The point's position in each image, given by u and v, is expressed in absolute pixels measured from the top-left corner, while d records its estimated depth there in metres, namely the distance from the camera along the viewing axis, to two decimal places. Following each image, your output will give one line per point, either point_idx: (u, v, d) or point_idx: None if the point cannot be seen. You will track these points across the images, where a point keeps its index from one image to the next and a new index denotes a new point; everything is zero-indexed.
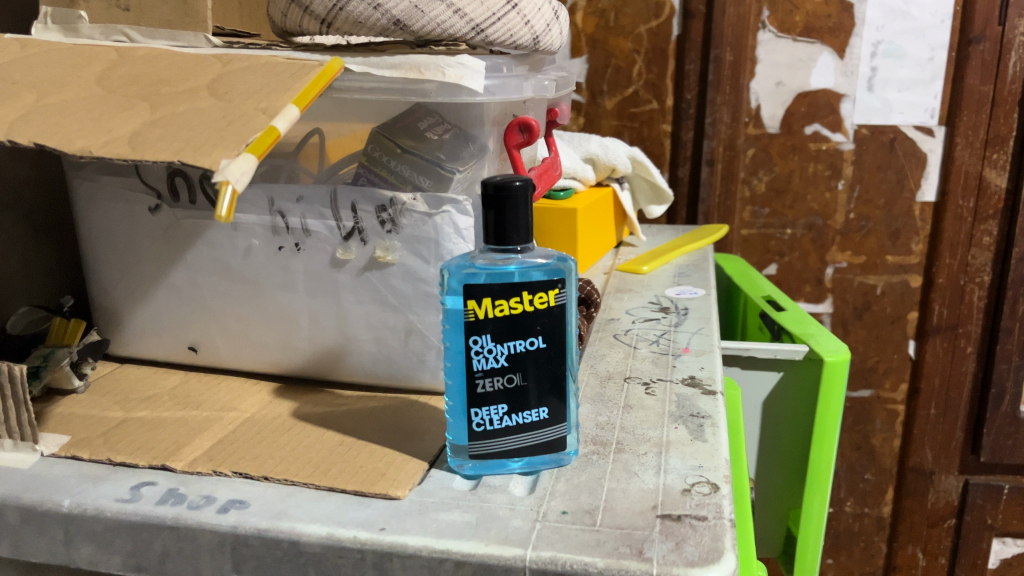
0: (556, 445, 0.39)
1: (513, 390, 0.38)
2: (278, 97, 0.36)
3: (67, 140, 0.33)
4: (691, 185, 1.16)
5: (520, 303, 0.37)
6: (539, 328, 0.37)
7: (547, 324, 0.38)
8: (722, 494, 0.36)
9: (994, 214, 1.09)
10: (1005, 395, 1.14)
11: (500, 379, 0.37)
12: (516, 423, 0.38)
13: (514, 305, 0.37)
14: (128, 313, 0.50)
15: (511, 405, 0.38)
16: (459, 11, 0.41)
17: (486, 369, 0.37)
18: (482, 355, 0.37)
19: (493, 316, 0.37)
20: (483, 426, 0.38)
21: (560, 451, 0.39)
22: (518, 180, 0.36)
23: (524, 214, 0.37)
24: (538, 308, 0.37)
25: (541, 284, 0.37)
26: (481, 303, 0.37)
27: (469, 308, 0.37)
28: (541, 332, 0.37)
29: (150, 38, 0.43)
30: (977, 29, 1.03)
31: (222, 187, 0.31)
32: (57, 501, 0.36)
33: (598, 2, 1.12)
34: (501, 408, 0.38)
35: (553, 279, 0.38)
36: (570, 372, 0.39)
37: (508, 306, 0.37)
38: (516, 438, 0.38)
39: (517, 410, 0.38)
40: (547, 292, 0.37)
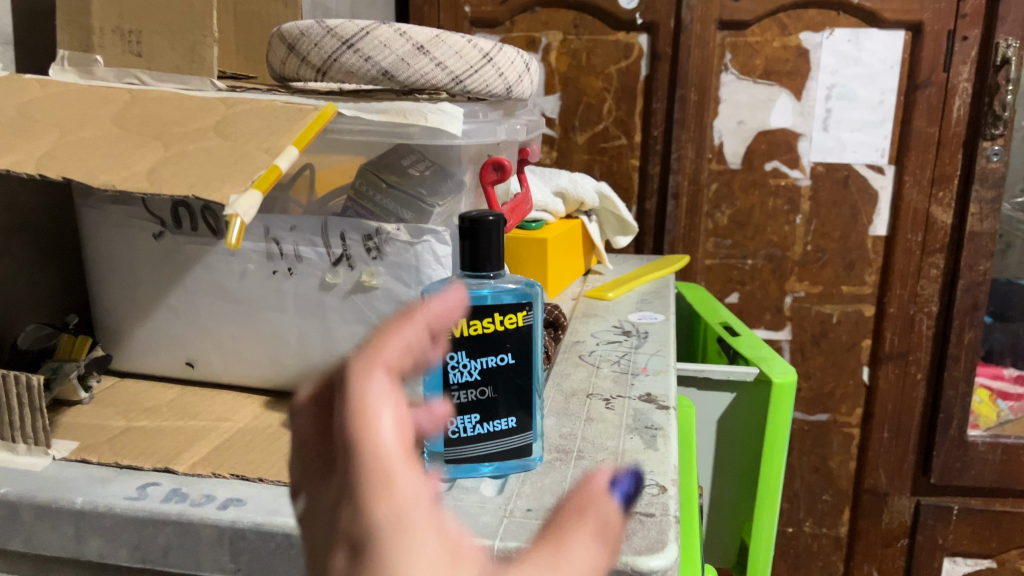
0: (522, 451, 0.43)
1: (485, 401, 0.42)
2: (279, 138, 0.41)
3: (91, 174, 0.37)
4: (657, 217, 1.22)
5: (491, 324, 0.42)
6: (508, 346, 0.42)
7: (515, 342, 0.42)
8: (668, 494, 0.40)
9: (941, 248, 1.16)
10: (953, 419, 1.20)
11: (472, 391, 0.42)
12: (487, 430, 0.42)
13: (485, 325, 0.41)
14: (128, 331, 0.53)
15: (483, 415, 0.42)
16: (440, 64, 0.46)
17: (461, 382, 0.42)
18: (457, 370, 0.41)
19: (467, 336, 0.41)
20: (457, 434, 0.42)
21: (526, 457, 0.43)
22: (492, 215, 0.40)
23: (497, 244, 0.41)
24: (507, 327, 0.42)
25: (510, 307, 0.42)
26: (457, 323, 0.41)
27: (447, 328, 0.41)
28: (510, 349, 0.42)
29: (160, 82, 0.47)
30: (923, 75, 1.11)
31: (231, 219, 0.35)
32: (70, 498, 0.40)
33: (571, 43, 1.19)
34: (474, 417, 0.42)
35: (521, 302, 0.42)
36: (536, 385, 0.44)
37: (480, 326, 0.41)
38: (487, 445, 0.42)
39: (487, 419, 0.42)
40: (515, 314, 0.42)
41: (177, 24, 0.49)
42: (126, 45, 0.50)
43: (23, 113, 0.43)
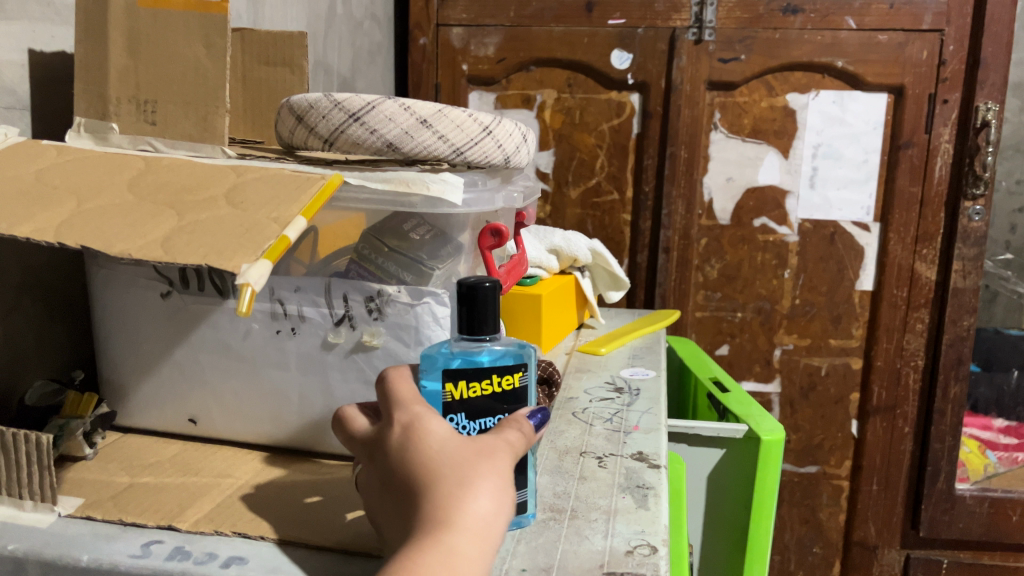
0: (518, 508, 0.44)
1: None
2: (288, 208, 0.43)
3: (108, 243, 0.39)
4: (648, 270, 1.24)
5: (490, 384, 0.43)
6: (506, 406, 0.43)
7: (510, 402, 0.43)
8: (659, 555, 0.42)
9: (925, 303, 1.18)
10: (940, 472, 1.22)
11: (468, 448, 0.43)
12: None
13: (485, 386, 0.43)
14: (133, 387, 0.54)
15: None
16: (443, 137, 0.49)
17: None
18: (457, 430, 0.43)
19: (469, 397, 0.43)
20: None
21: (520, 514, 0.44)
22: (487, 283, 0.42)
23: (495, 315, 0.43)
24: (505, 388, 0.43)
25: (507, 368, 0.43)
26: (457, 385, 0.42)
27: (448, 390, 0.42)
28: (507, 410, 0.43)
29: (173, 149, 0.51)
30: (905, 136, 1.14)
31: (243, 288, 0.37)
32: (75, 555, 0.41)
33: (565, 101, 1.22)
34: None
35: (518, 363, 0.44)
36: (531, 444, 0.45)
37: (480, 387, 0.43)
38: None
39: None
40: (512, 375, 0.43)
41: (191, 96, 0.51)
42: (141, 115, 0.52)
43: (41, 180, 0.45)
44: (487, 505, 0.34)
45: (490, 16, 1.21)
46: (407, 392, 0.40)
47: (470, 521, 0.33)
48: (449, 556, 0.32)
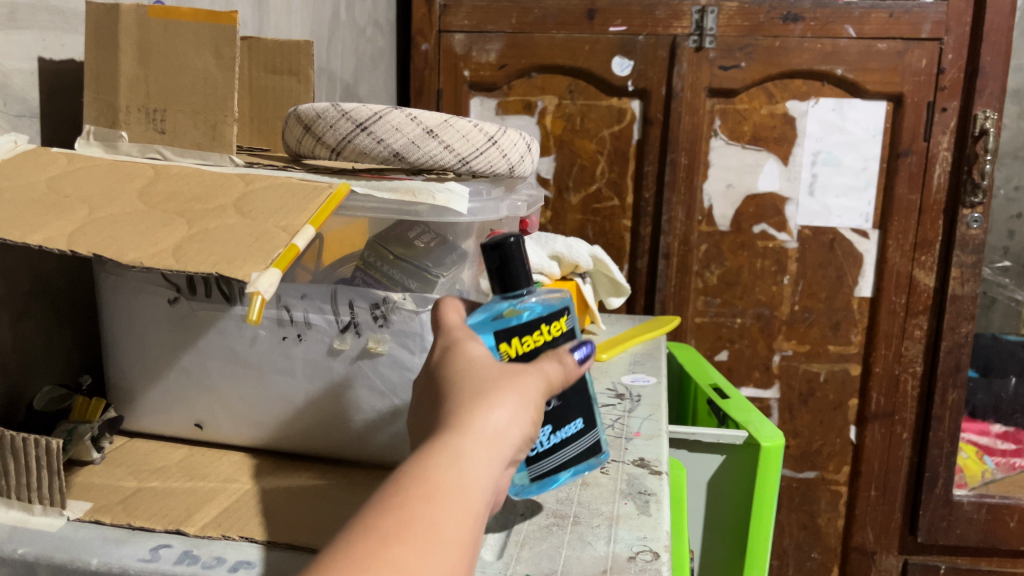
0: (594, 448, 0.47)
1: (552, 411, 0.44)
2: (296, 217, 0.43)
3: (121, 251, 0.40)
4: (648, 276, 1.25)
5: (541, 334, 0.44)
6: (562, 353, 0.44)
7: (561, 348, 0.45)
8: (661, 561, 0.42)
9: (924, 310, 1.19)
10: (938, 478, 1.22)
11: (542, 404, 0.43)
12: (564, 437, 0.45)
13: (537, 336, 0.44)
14: (141, 393, 0.55)
15: (554, 424, 0.44)
16: (448, 147, 0.50)
17: None
18: None
19: (523, 352, 0.43)
20: (537, 450, 0.44)
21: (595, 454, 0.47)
22: (511, 237, 0.44)
23: (523, 265, 0.45)
24: (555, 334, 0.45)
25: (553, 315, 0.45)
26: (511, 343, 0.43)
27: (503, 349, 0.43)
28: None
29: (182, 157, 0.52)
30: (904, 143, 1.15)
31: (252, 297, 0.37)
32: (86, 559, 0.42)
33: (566, 107, 1.23)
34: (546, 429, 0.44)
35: (560, 309, 0.45)
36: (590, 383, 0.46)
37: (533, 339, 0.44)
38: (566, 451, 0.45)
39: (560, 428, 0.44)
40: (558, 321, 0.45)
41: (200, 104, 0.52)
42: (150, 124, 0.53)
43: (52, 188, 0.45)
44: (504, 421, 0.34)
45: (492, 23, 1.21)
46: (454, 319, 0.42)
47: (484, 436, 0.33)
48: (460, 466, 0.32)
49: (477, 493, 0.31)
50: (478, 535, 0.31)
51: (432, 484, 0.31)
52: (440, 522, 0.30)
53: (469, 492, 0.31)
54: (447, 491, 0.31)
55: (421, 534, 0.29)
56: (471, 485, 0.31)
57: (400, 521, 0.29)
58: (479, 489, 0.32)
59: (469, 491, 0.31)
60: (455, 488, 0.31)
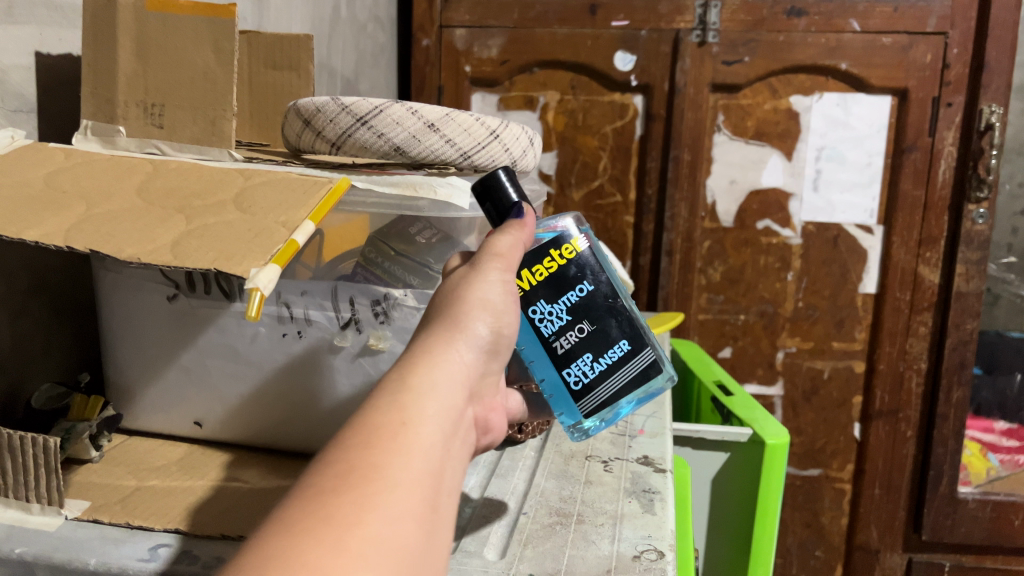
0: (650, 370, 0.45)
1: (588, 338, 0.44)
2: (296, 211, 0.43)
3: (118, 247, 0.39)
4: (651, 272, 1.24)
5: (552, 262, 0.43)
6: (579, 275, 0.43)
7: (582, 270, 0.44)
8: (666, 560, 0.42)
9: (929, 306, 1.18)
10: (943, 476, 1.22)
11: (573, 332, 0.43)
12: (608, 363, 0.44)
13: (548, 265, 0.43)
14: (140, 391, 0.54)
15: (594, 351, 0.44)
16: (450, 141, 0.49)
17: (557, 330, 0.43)
18: (548, 320, 0.43)
19: (537, 283, 0.43)
20: (582, 381, 0.44)
21: (653, 376, 0.45)
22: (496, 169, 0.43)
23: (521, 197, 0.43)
24: (567, 258, 0.43)
25: (561, 239, 0.44)
26: (521, 276, 0.43)
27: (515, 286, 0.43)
28: (583, 278, 0.43)
29: (180, 152, 0.51)
30: (909, 139, 1.14)
31: (251, 293, 0.37)
32: (84, 559, 0.41)
33: (568, 103, 1.22)
34: (586, 357, 0.44)
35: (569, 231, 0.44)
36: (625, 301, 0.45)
37: (544, 268, 0.43)
38: (616, 377, 0.44)
39: (602, 354, 0.44)
40: (568, 244, 0.44)
41: (200, 99, 0.52)
42: (149, 118, 0.52)
43: (50, 184, 0.45)
44: (439, 363, 0.32)
45: (493, 18, 1.21)
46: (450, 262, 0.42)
47: (423, 378, 0.31)
48: (402, 410, 0.29)
49: (426, 434, 0.29)
50: (435, 479, 0.28)
51: (376, 430, 0.28)
52: (388, 465, 0.26)
53: (416, 434, 0.28)
54: (393, 434, 0.28)
55: (370, 480, 0.26)
56: (418, 427, 0.29)
57: (344, 472, 0.26)
58: (428, 431, 0.29)
59: (416, 432, 0.28)
60: (402, 431, 0.28)
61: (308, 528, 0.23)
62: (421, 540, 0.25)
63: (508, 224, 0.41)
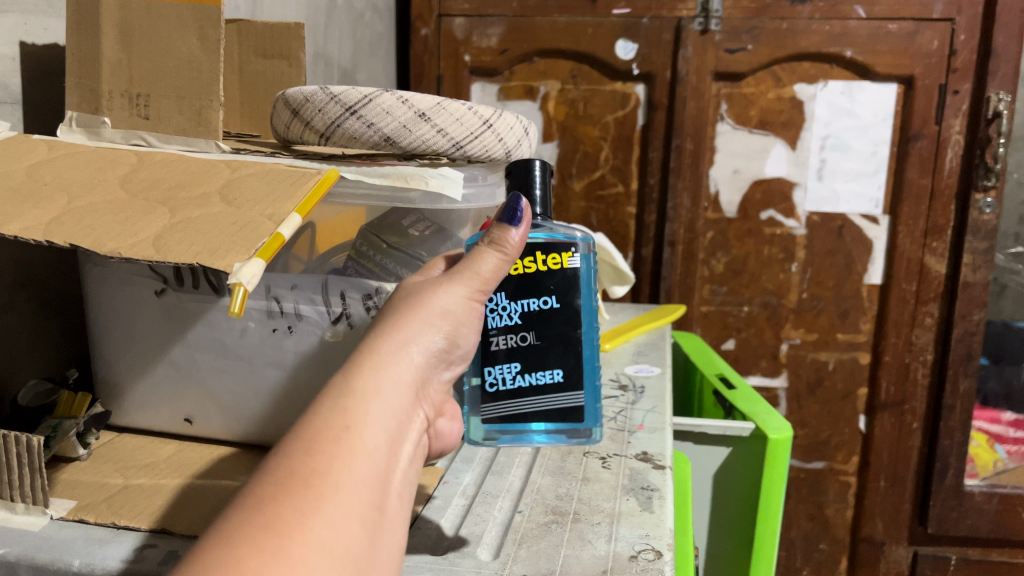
0: (576, 411, 0.43)
1: (525, 350, 0.42)
2: (282, 205, 0.42)
3: (99, 241, 0.38)
4: (653, 264, 1.23)
5: (533, 263, 0.42)
6: (552, 288, 0.42)
7: (558, 286, 0.42)
8: (664, 560, 0.41)
9: (935, 297, 1.17)
10: (949, 468, 1.21)
11: (513, 337, 0.42)
12: (532, 383, 0.43)
13: (528, 263, 0.42)
14: (128, 387, 0.53)
15: (525, 365, 0.43)
16: (441, 130, 0.48)
17: (501, 328, 0.42)
18: (497, 313, 0.42)
19: (508, 274, 0.42)
20: (496, 386, 0.43)
21: (578, 418, 0.43)
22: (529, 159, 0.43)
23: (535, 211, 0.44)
24: (551, 267, 0.42)
25: (556, 247, 0.43)
26: None
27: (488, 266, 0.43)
28: (554, 292, 0.42)
29: (166, 143, 0.50)
30: (915, 127, 1.13)
31: (235, 288, 0.35)
32: (67, 560, 0.40)
33: (569, 93, 1.21)
34: (515, 367, 0.43)
35: (568, 243, 0.43)
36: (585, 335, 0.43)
37: (523, 264, 0.42)
38: (537, 400, 0.43)
39: (529, 371, 0.43)
40: (560, 255, 0.42)
41: (185, 89, 0.50)
42: (133, 109, 0.51)
43: (31, 177, 0.44)
44: (387, 363, 0.32)
45: (492, 7, 1.19)
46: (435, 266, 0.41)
47: (369, 380, 0.31)
48: (345, 412, 0.29)
49: (369, 436, 0.29)
50: (380, 480, 0.28)
51: (317, 436, 0.28)
52: (328, 470, 0.27)
53: (359, 437, 0.29)
54: (335, 439, 0.28)
55: (310, 487, 0.26)
56: (361, 429, 0.29)
57: (285, 478, 0.26)
58: (372, 432, 0.29)
59: (360, 434, 0.29)
60: (344, 435, 0.28)
61: (247, 539, 0.24)
62: (362, 543, 0.27)
63: (498, 231, 0.37)
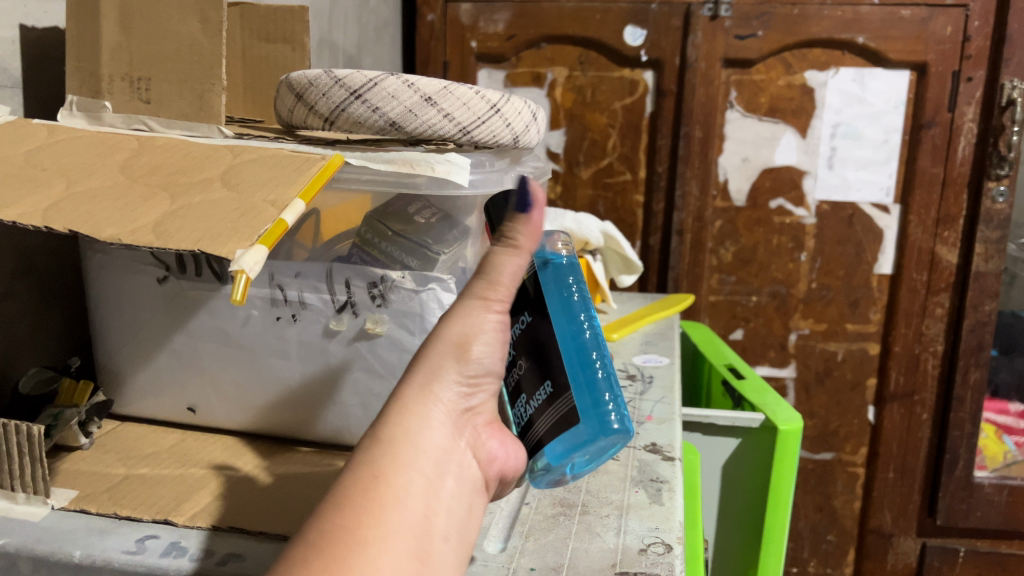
0: (569, 417, 0.37)
1: (524, 376, 0.40)
2: (286, 190, 0.41)
3: (97, 228, 0.37)
4: (661, 253, 1.22)
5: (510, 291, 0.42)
6: (523, 305, 0.40)
7: (523, 297, 0.40)
8: (674, 554, 0.40)
9: (946, 287, 1.16)
10: (958, 460, 1.20)
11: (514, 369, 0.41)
12: (536, 406, 0.39)
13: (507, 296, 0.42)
14: (130, 375, 0.52)
15: (528, 392, 0.40)
16: (448, 115, 0.47)
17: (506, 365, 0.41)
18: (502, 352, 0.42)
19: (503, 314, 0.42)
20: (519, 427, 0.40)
21: (573, 424, 0.37)
22: None
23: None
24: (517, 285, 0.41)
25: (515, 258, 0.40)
26: None
27: None
28: (524, 308, 0.40)
29: (168, 128, 0.50)
30: (928, 115, 1.11)
31: (238, 275, 0.35)
32: (68, 551, 0.40)
33: (576, 79, 1.19)
34: (523, 398, 0.40)
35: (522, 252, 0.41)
36: (565, 334, 0.38)
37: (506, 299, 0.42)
38: (541, 424, 0.38)
39: (532, 395, 0.39)
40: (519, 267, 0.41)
41: (186, 73, 0.49)
42: (135, 93, 0.50)
43: (30, 161, 0.43)
44: (418, 403, 0.32)
45: None
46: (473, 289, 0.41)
47: (396, 427, 0.31)
48: (373, 465, 0.30)
49: (400, 483, 0.30)
50: (415, 525, 0.29)
51: (348, 492, 0.29)
52: (360, 525, 0.28)
53: (389, 486, 0.30)
54: (365, 493, 0.29)
55: (343, 544, 0.27)
56: (391, 477, 0.30)
57: (317, 540, 0.28)
58: (402, 478, 0.30)
59: (389, 486, 0.30)
60: (373, 486, 0.29)
61: None
62: None
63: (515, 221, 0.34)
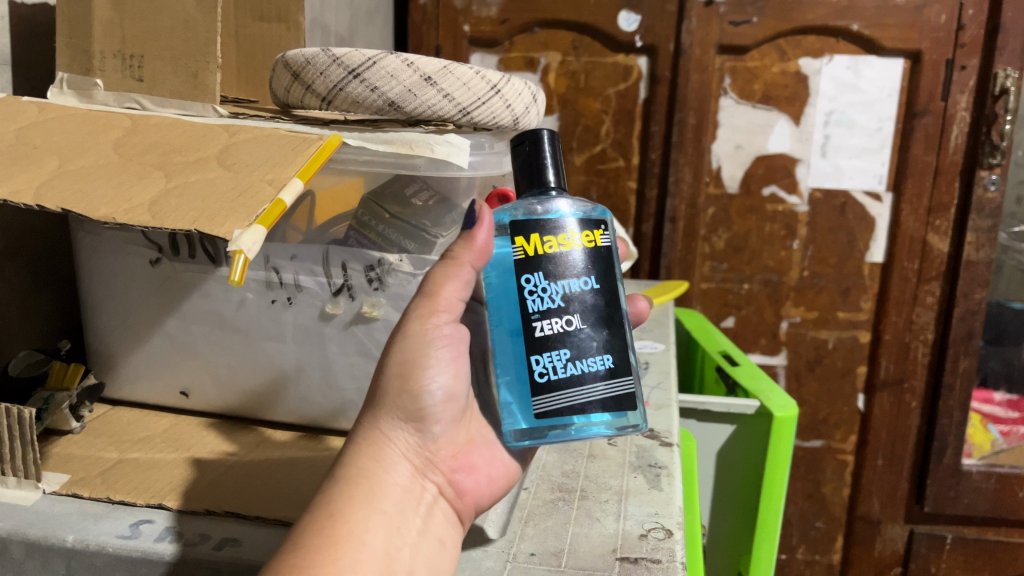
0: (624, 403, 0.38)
1: (573, 333, 0.37)
2: (284, 169, 0.40)
3: (91, 206, 0.36)
4: (654, 240, 1.22)
5: (569, 239, 0.38)
6: (591, 268, 0.38)
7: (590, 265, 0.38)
8: (675, 539, 0.40)
9: (937, 276, 1.16)
10: (947, 448, 1.20)
11: (558, 322, 0.37)
12: (585, 370, 0.37)
13: (562, 240, 0.38)
14: (122, 358, 0.52)
15: (572, 352, 0.37)
16: (448, 96, 0.47)
17: (542, 311, 0.37)
18: (536, 295, 0.37)
19: (541, 251, 0.38)
20: (547, 374, 0.37)
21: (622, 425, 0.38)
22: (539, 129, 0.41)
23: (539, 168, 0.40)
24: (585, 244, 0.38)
25: (588, 224, 0.38)
26: (529, 239, 0.38)
27: (518, 245, 0.38)
28: (593, 272, 0.38)
29: (161, 107, 0.47)
30: (921, 103, 1.11)
31: (235, 256, 0.34)
32: (61, 536, 0.39)
33: (570, 65, 1.19)
34: (562, 354, 0.37)
35: (597, 221, 0.39)
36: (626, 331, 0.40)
37: (556, 241, 0.38)
38: (589, 391, 0.37)
39: (580, 356, 0.37)
40: (592, 233, 0.38)
41: (180, 50, 0.49)
42: (127, 70, 0.50)
43: (21, 139, 0.42)
44: (374, 449, 0.36)
45: None
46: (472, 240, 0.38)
47: (353, 468, 0.35)
48: (331, 504, 0.34)
49: (358, 519, 0.33)
50: (375, 555, 0.32)
51: (310, 530, 0.32)
52: (321, 553, 0.31)
53: (347, 522, 0.33)
54: (322, 530, 0.32)
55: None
56: (347, 514, 0.33)
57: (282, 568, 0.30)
58: (359, 515, 0.34)
59: (347, 520, 0.33)
60: (331, 523, 0.33)
61: None
62: None
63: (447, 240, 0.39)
